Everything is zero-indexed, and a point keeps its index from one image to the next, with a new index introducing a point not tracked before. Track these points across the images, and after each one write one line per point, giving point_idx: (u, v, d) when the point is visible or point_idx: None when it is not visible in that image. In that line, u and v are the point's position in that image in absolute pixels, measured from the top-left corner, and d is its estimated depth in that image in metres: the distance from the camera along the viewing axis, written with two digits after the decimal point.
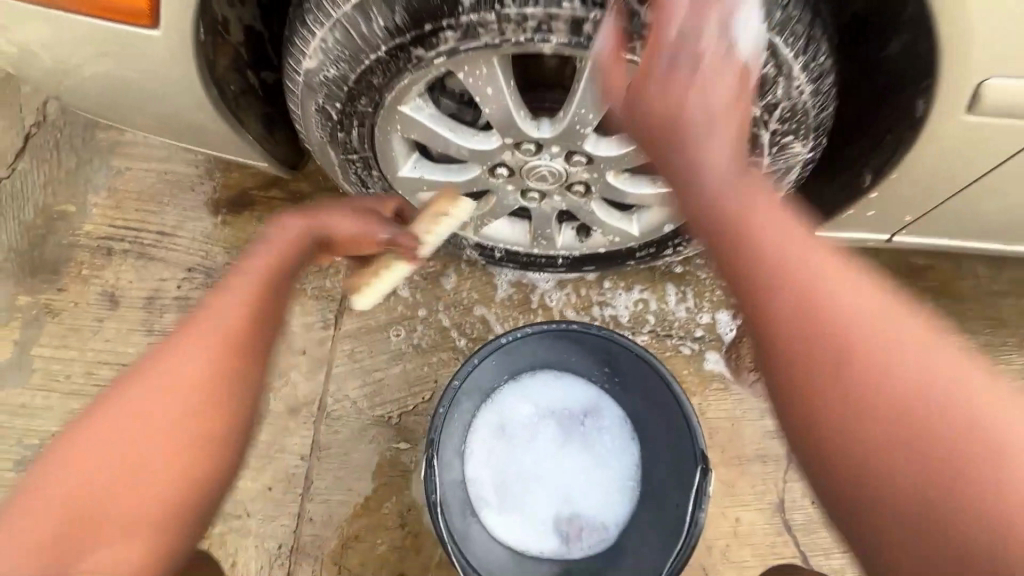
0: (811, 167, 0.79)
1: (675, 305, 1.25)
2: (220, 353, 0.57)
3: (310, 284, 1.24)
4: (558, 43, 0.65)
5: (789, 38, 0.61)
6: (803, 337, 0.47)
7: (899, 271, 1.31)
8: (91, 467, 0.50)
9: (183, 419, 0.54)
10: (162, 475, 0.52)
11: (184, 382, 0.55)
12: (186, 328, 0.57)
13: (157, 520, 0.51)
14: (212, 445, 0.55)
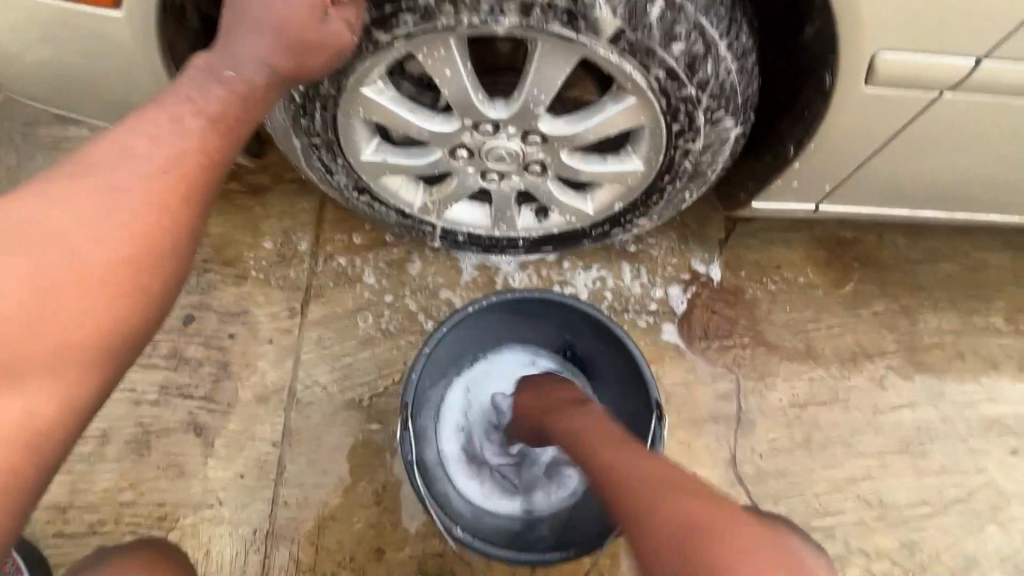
0: (743, 141, 0.87)
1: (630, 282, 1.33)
2: (167, 183, 0.59)
3: (274, 274, 1.24)
4: (509, 25, 0.70)
5: (713, 19, 0.69)
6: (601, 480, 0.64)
7: (829, 243, 1.43)
8: (8, 284, 0.51)
9: (85, 243, 0.55)
10: (106, 269, 0.55)
11: (93, 206, 0.56)
12: (105, 155, 0.58)
13: (82, 349, 0.54)
14: (143, 279, 0.58)
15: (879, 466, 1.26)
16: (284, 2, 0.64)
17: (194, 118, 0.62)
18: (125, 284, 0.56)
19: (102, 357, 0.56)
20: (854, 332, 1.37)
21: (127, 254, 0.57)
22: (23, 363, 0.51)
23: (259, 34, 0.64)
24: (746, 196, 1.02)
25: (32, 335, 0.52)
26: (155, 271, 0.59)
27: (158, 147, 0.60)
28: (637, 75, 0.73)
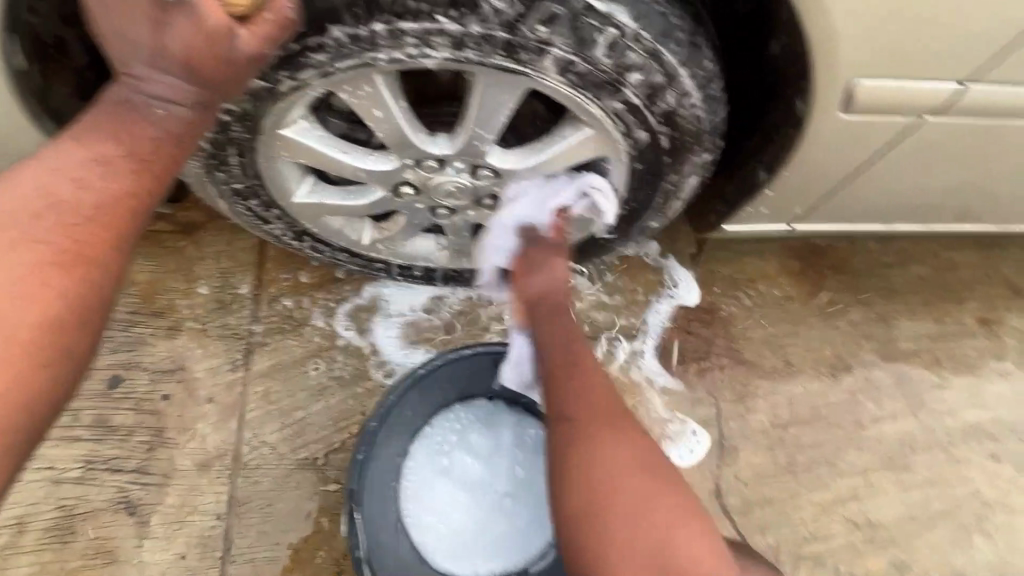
0: (713, 166, 0.80)
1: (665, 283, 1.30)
2: (97, 235, 0.56)
3: (212, 323, 1.12)
4: (440, 58, 0.61)
5: (672, 45, 0.60)
6: (589, 424, 0.73)
7: (802, 253, 1.39)
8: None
9: (10, 302, 0.51)
10: (17, 316, 0.51)
11: (16, 263, 0.52)
12: (23, 205, 0.54)
13: (11, 413, 0.50)
14: (75, 334, 0.54)
15: (864, 484, 1.22)
16: (181, 32, 0.52)
17: (119, 160, 0.57)
18: (56, 342, 0.53)
19: (36, 417, 0.52)
20: (832, 343, 1.33)
21: (38, 297, 0.52)
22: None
23: (165, 72, 0.55)
24: (718, 218, 0.95)
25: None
26: (86, 327, 0.55)
27: (84, 195, 0.55)
28: (590, 106, 0.65)
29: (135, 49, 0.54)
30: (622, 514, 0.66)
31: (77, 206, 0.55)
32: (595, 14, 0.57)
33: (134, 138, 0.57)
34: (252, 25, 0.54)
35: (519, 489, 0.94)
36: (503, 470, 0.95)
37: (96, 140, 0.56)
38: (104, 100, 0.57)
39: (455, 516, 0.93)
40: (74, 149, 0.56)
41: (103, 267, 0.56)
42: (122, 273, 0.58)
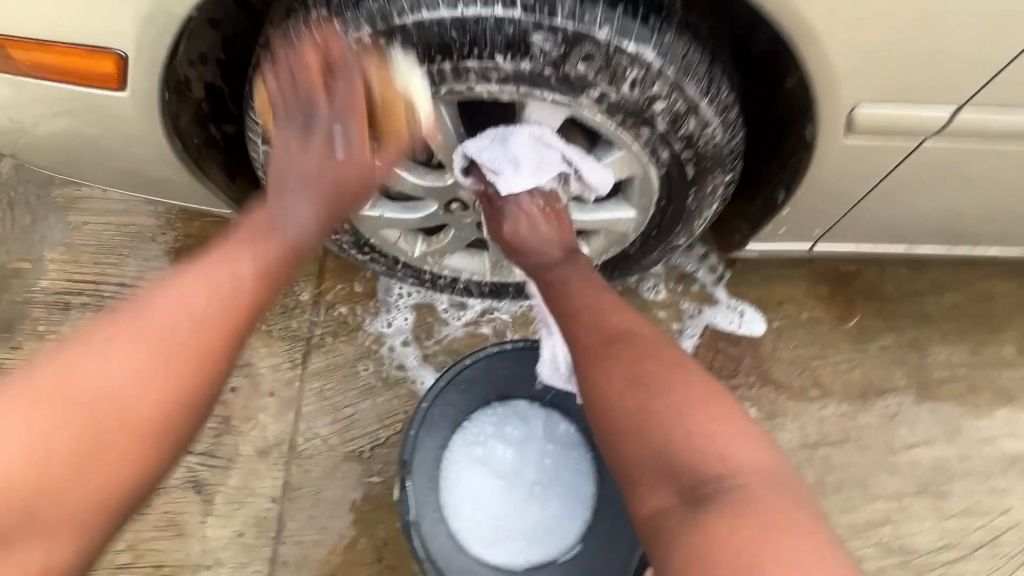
0: (733, 186, 0.88)
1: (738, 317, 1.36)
2: (207, 351, 0.59)
3: (276, 325, 1.25)
4: (494, 90, 0.72)
5: (692, 79, 0.70)
6: (619, 344, 0.74)
7: (831, 278, 1.42)
8: (40, 441, 0.52)
9: (125, 398, 0.55)
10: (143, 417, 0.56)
11: (137, 358, 0.56)
12: (157, 313, 0.58)
13: (93, 501, 0.54)
14: (167, 436, 0.58)
15: (897, 508, 1.21)
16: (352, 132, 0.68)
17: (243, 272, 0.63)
18: (148, 445, 0.57)
19: (112, 505, 0.56)
20: (862, 368, 1.34)
21: (160, 399, 0.57)
22: (47, 513, 0.52)
23: (311, 198, 0.68)
24: (741, 238, 1.03)
25: (53, 486, 0.52)
26: (178, 428, 0.59)
27: (195, 321, 0.59)
28: (620, 133, 0.76)
29: (292, 174, 0.68)
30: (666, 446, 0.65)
31: (203, 314, 0.59)
32: (626, 53, 0.67)
33: (260, 251, 0.64)
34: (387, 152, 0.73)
35: (548, 483, 1.02)
36: (534, 462, 1.03)
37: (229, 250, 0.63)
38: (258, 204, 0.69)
39: (491, 508, 1.00)
40: (209, 266, 0.62)
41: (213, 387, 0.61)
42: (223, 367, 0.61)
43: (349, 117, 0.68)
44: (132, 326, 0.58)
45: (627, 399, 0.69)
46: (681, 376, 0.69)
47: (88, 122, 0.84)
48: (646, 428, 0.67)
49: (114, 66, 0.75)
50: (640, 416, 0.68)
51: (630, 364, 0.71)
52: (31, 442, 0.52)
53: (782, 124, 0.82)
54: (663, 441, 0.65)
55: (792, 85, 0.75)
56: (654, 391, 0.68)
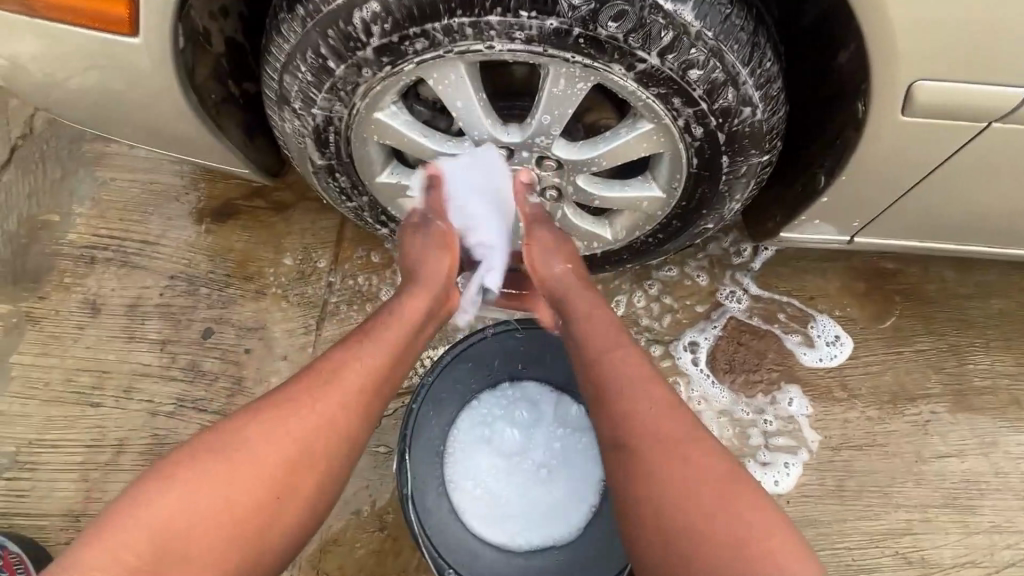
0: (770, 167, 0.82)
1: (830, 339, 1.29)
2: (327, 417, 0.68)
3: (293, 291, 1.25)
4: (518, 51, 0.68)
5: (732, 44, 0.65)
6: (666, 443, 0.68)
7: (868, 275, 1.34)
8: (192, 513, 0.61)
9: (248, 466, 0.64)
10: (271, 469, 0.65)
11: (264, 443, 0.66)
12: (266, 462, 0.65)
13: (235, 545, 0.61)
14: (294, 506, 0.65)
15: (920, 520, 1.16)
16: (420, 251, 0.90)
17: (336, 402, 0.70)
18: (281, 487, 0.65)
19: (253, 548, 0.62)
20: (894, 372, 1.27)
21: (285, 454, 0.66)
22: (194, 553, 0.59)
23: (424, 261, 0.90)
24: (775, 225, 0.96)
25: (194, 537, 0.60)
26: (305, 492, 0.66)
27: (315, 407, 0.69)
28: (650, 102, 0.71)
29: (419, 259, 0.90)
30: (707, 541, 0.62)
31: (330, 399, 0.70)
32: (662, 12, 0.62)
33: (358, 376, 0.72)
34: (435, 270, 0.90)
35: (552, 469, 0.99)
36: (541, 445, 1.00)
37: (308, 397, 0.69)
38: (354, 337, 0.77)
39: (494, 487, 0.97)
40: (304, 397, 0.69)
41: (327, 459, 0.68)
42: (338, 467, 0.69)
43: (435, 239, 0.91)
44: (250, 429, 0.67)
45: (668, 483, 0.66)
46: (702, 465, 0.67)
47: (109, 74, 0.83)
48: (687, 520, 0.64)
49: (127, 11, 0.73)
50: (682, 500, 0.65)
51: (672, 451, 0.67)
52: (177, 506, 0.61)
53: (829, 101, 0.76)
54: (716, 562, 0.61)
55: (843, 56, 0.69)
56: (688, 505, 0.64)
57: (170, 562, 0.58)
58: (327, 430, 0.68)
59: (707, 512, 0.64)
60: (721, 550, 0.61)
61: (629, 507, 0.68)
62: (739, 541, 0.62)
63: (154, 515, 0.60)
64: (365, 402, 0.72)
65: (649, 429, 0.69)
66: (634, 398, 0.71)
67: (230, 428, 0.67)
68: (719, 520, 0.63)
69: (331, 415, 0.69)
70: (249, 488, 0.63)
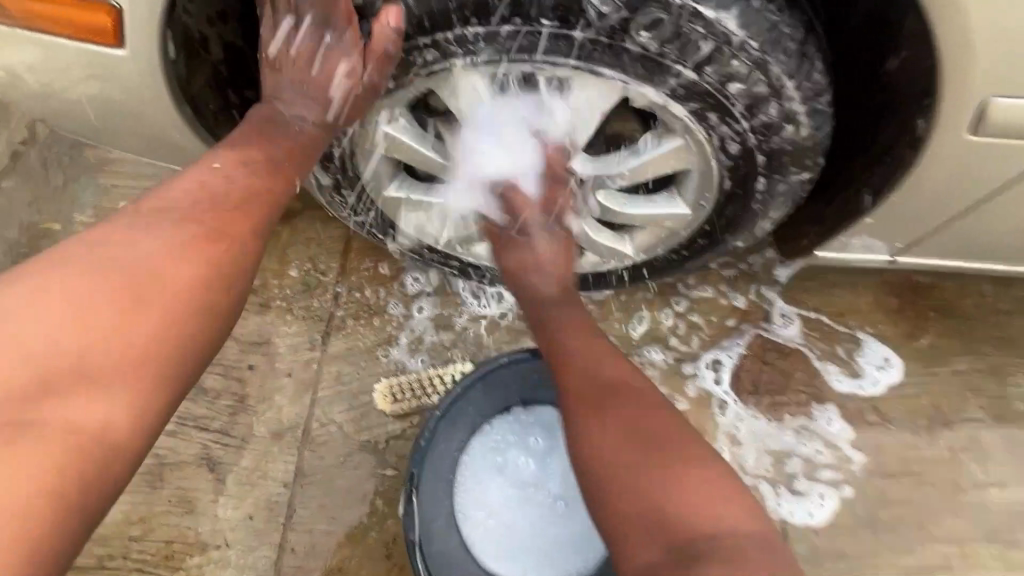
0: (811, 183, 0.76)
1: (879, 367, 1.21)
2: (237, 219, 0.65)
3: (298, 303, 1.19)
4: (538, 61, 0.62)
5: (780, 54, 0.58)
6: (616, 394, 0.67)
7: (900, 290, 1.27)
8: (82, 295, 0.54)
9: (159, 269, 0.58)
10: (143, 297, 0.57)
11: (171, 233, 0.61)
12: (136, 269, 0.58)
13: (141, 348, 0.55)
14: (128, 412, 0.54)
15: (958, 554, 1.09)
16: (332, 64, 0.69)
17: (208, 213, 0.63)
18: (181, 310, 0.58)
19: (159, 366, 0.56)
20: (931, 394, 1.20)
21: (152, 284, 0.58)
22: (87, 383, 0.52)
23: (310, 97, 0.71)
24: (810, 243, 0.90)
25: (88, 355, 0.53)
26: (169, 338, 0.57)
27: (234, 189, 0.66)
28: (682, 116, 0.65)
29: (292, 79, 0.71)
30: (658, 494, 0.59)
31: (212, 196, 0.64)
32: (702, 20, 0.55)
33: (245, 184, 0.67)
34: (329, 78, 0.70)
35: (568, 500, 0.95)
36: (557, 476, 0.96)
37: (158, 219, 0.62)
38: (242, 139, 0.70)
39: (506, 519, 0.94)
40: (172, 216, 0.62)
41: (190, 296, 0.59)
42: (243, 273, 0.64)
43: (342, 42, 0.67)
44: (95, 262, 0.57)
45: (619, 439, 0.63)
46: (672, 432, 0.64)
47: (103, 82, 0.79)
48: (643, 473, 0.60)
49: (110, 17, 0.70)
50: (635, 452, 0.62)
51: (626, 407, 0.66)
52: (12, 351, 0.51)
53: (878, 112, 0.69)
54: (677, 511, 0.57)
55: (894, 63, 0.63)
56: (645, 458, 0.61)
57: (60, 394, 0.51)
58: (167, 263, 0.59)
59: (661, 464, 0.60)
60: (676, 498, 0.58)
61: (583, 458, 0.65)
62: (695, 492, 0.58)
63: (28, 325, 0.52)
64: (227, 246, 0.63)
65: (601, 393, 0.68)
66: (583, 348, 0.74)
67: (42, 282, 0.54)
68: (675, 467, 0.60)
69: (164, 278, 0.58)
70: (120, 298, 0.56)
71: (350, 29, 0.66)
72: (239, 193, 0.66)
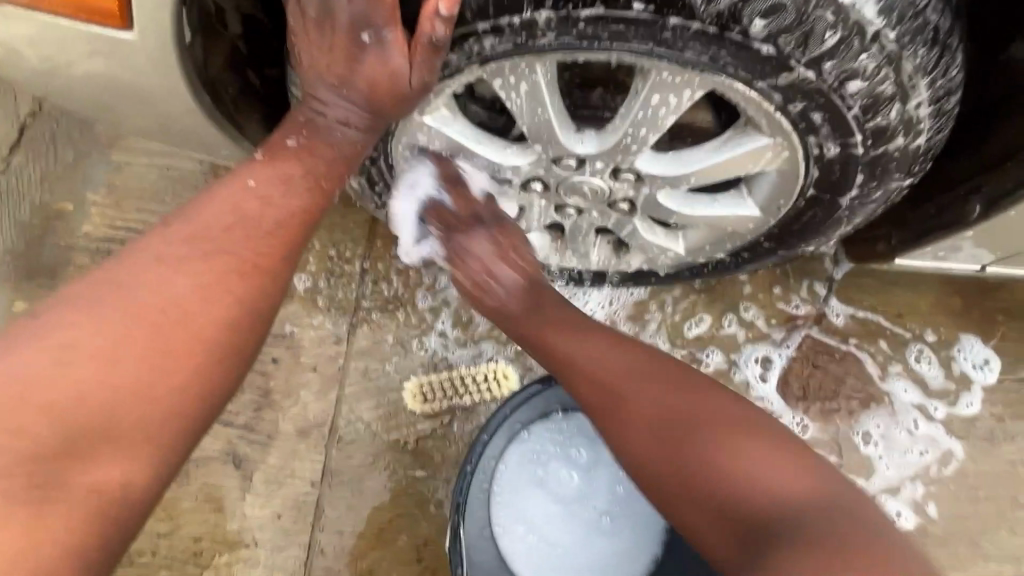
0: (909, 189, 0.66)
1: (978, 370, 1.12)
2: (270, 251, 0.59)
3: (323, 293, 1.13)
4: (619, 54, 0.54)
5: (918, 47, 0.51)
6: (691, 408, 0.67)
7: (965, 291, 1.15)
8: (105, 339, 0.50)
9: (190, 310, 0.54)
10: (165, 343, 0.52)
11: (196, 270, 0.55)
12: (156, 309, 0.53)
13: (166, 401, 0.51)
14: (159, 463, 0.51)
15: (1012, 573, 1.04)
16: (367, 71, 0.58)
17: (237, 236, 0.58)
18: (209, 358, 0.54)
19: (181, 420, 0.52)
20: (992, 405, 1.10)
21: (176, 328, 0.53)
22: (109, 444, 0.49)
23: (345, 98, 0.61)
24: (886, 249, 0.82)
25: (112, 413, 0.49)
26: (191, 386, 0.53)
27: (269, 210, 0.60)
28: (778, 116, 0.57)
29: (320, 76, 0.60)
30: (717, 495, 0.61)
31: (246, 221, 0.59)
32: (833, 7, 0.48)
33: (280, 206, 0.60)
34: (364, 73, 0.58)
35: (610, 511, 0.92)
36: (599, 486, 0.93)
37: (185, 253, 0.56)
38: (282, 147, 0.63)
39: (545, 532, 0.91)
40: (193, 241, 0.57)
41: (215, 335, 0.55)
42: (275, 308, 0.60)
43: (383, 34, 0.56)
44: (107, 307, 0.52)
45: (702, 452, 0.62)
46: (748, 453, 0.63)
47: (112, 61, 0.71)
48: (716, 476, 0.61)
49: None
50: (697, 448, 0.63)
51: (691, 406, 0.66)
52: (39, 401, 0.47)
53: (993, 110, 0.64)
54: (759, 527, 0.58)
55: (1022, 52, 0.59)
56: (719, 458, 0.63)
57: (81, 454, 0.47)
58: (190, 302, 0.54)
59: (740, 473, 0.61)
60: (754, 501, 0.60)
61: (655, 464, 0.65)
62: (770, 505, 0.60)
63: (43, 378, 0.47)
64: (250, 278, 0.57)
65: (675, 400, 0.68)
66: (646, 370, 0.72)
67: (52, 331, 0.50)
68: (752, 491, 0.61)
69: (187, 324, 0.54)
70: (137, 346, 0.51)
71: (395, 28, 0.55)
72: (270, 207, 0.60)
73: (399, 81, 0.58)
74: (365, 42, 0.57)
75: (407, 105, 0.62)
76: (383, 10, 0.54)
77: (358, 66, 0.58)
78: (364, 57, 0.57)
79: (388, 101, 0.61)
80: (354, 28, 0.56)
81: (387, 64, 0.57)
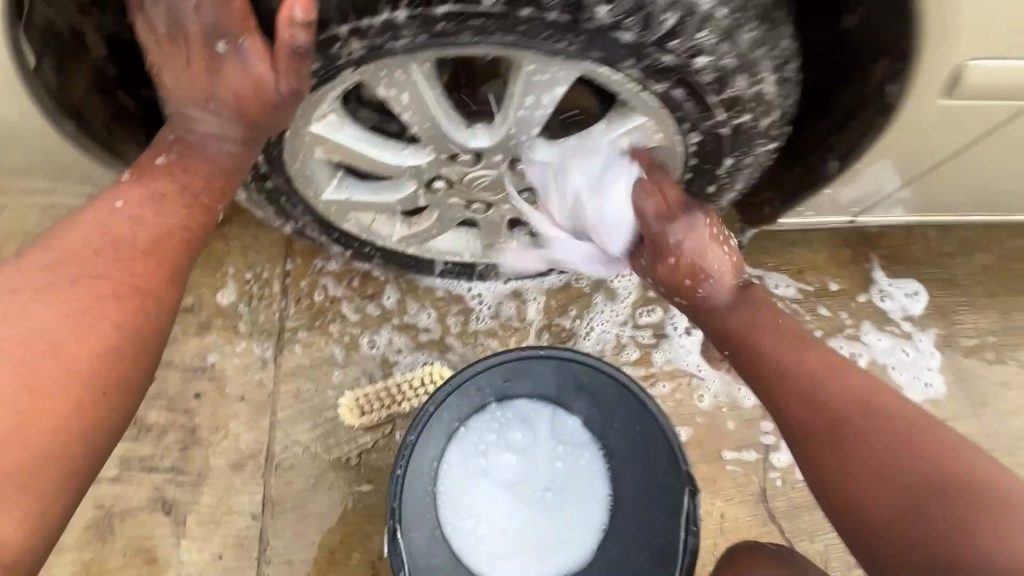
0: (776, 151, 0.72)
1: (910, 302, 1.22)
2: (148, 270, 0.59)
3: (242, 320, 1.08)
4: (485, 46, 0.57)
5: (751, 23, 0.57)
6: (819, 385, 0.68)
7: (853, 241, 1.25)
8: None
9: (61, 344, 0.54)
10: (40, 378, 0.52)
11: (67, 299, 0.55)
12: (27, 345, 0.53)
13: (46, 438, 0.51)
14: (45, 503, 0.50)
15: None
16: (231, 79, 0.58)
17: (112, 261, 0.58)
18: (92, 388, 0.53)
19: (69, 455, 0.52)
20: (892, 340, 1.19)
21: (48, 361, 0.53)
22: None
23: (216, 112, 0.60)
24: (772, 211, 0.89)
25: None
26: (73, 419, 0.52)
27: (142, 231, 0.60)
28: (642, 93, 0.61)
29: (188, 94, 0.60)
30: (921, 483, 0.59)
31: (116, 244, 0.59)
32: None
33: (156, 224, 0.61)
34: (230, 86, 0.58)
35: (553, 490, 0.94)
36: (541, 466, 0.94)
37: (56, 284, 0.56)
38: (152, 166, 0.62)
39: (493, 520, 0.92)
40: (61, 272, 0.56)
41: (92, 362, 0.54)
42: (165, 325, 0.60)
43: (241, 45, 0.56)
44: None
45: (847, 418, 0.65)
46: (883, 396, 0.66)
47: None
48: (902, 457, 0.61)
49: None
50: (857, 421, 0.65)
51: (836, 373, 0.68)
52: None
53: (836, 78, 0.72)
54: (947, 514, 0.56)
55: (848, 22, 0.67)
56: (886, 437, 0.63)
57: None
58: (60, 332, 0.54)
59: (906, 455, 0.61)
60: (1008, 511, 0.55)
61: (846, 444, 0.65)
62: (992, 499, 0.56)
63: None
64: (127, 302, 0.57)
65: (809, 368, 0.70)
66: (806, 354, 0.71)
67: None
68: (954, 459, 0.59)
69: (58, 355, 0.53)
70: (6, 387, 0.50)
71: (250, 35, 0.56)
72: (143, 230, 0.60)
73: (268, 92, 0.58)
74: (222, 56, 0.57)
75: (281, 118, 0.61)
76: (234, 18, 0.55)
77: (220, 81, 0.58)
78: (224, 72, 0.58)
79: (260, 115, 0.60)
80: (208, 40, 0.56)
81: (250, 74, 0.58)
